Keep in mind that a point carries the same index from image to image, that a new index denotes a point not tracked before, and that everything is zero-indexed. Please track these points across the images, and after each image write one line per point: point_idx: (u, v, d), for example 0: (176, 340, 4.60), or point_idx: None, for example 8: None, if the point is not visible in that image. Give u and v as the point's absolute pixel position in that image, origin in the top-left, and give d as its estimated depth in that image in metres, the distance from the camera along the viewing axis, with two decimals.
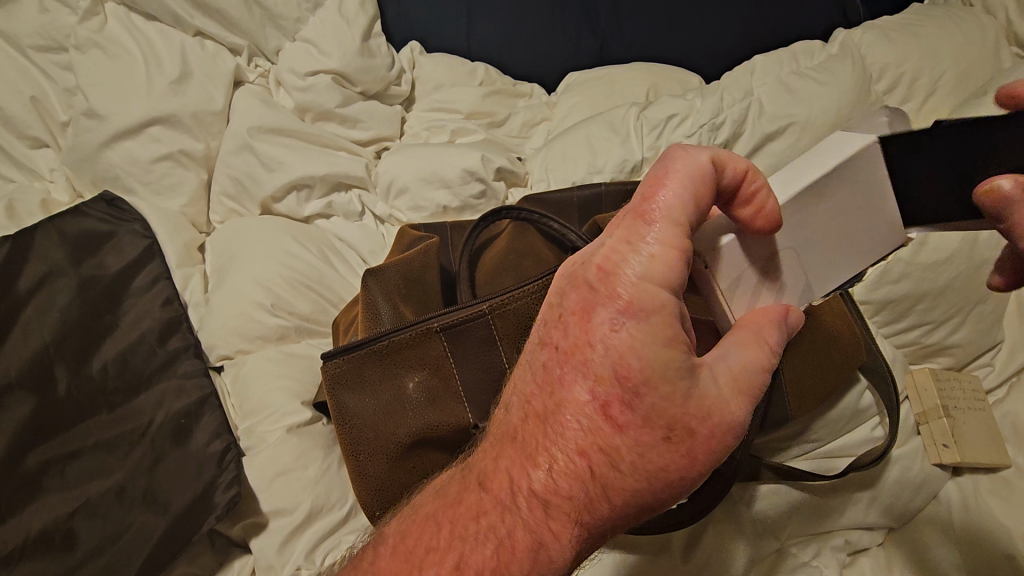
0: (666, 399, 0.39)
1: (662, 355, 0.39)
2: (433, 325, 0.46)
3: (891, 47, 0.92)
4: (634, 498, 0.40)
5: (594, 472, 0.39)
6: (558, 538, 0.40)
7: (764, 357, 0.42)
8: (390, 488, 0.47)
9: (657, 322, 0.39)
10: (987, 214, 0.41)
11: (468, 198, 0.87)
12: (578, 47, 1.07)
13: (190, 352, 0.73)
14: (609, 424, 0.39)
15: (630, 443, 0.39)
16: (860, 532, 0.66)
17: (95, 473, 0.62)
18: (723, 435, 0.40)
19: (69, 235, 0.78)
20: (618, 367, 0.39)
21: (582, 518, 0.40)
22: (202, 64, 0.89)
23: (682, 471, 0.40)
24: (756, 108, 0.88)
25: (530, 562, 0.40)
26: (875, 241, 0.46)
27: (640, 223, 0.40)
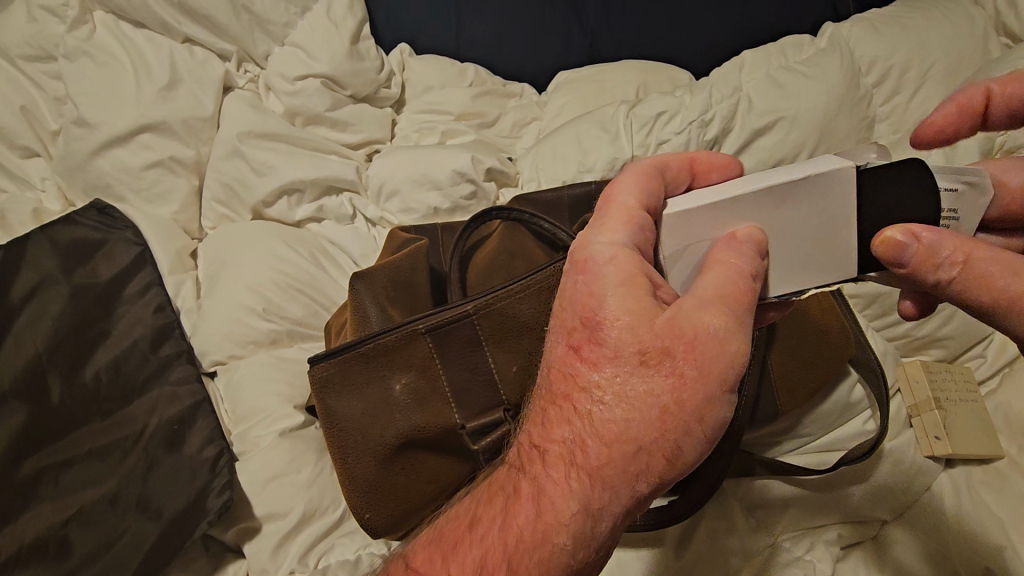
0: (635, 330, 0.40)
1: (627, 297, 0.41)
2: (417, 325, 0.46)
3: (879, 40, 0.92)
4: (631, 435, 0.38)
5: (576, 413, 0.40)
6: (559, 484, 0.40)
7: (731, 272, 0.41)
8: (380, 488, 0.47)
9: (615, 270, 0.42)
10: (885, 260, 0.44)
11: (459, 199, 0.87)
12: (568, 46, 1.07)
13: (183, 358, 0.73)
14: (584, 367, 0.41)
15: (606, 378, 0.40)
16: (853, 525, 0.66)
17: (88, 480, 0.63)
18: (706, 349, 0.39)
19: (60, 244, 0.78)
20: (584, 316, 0.42)
21: (581, 464, 0.39)
22: (190, 70, 0.89)
23: (673, 395, 0.38)
24: (745, 104, 0.88)
25: (535, 513, 0.40)
26: (829, 264, 0.45)
27: (602, 209, 0.46)
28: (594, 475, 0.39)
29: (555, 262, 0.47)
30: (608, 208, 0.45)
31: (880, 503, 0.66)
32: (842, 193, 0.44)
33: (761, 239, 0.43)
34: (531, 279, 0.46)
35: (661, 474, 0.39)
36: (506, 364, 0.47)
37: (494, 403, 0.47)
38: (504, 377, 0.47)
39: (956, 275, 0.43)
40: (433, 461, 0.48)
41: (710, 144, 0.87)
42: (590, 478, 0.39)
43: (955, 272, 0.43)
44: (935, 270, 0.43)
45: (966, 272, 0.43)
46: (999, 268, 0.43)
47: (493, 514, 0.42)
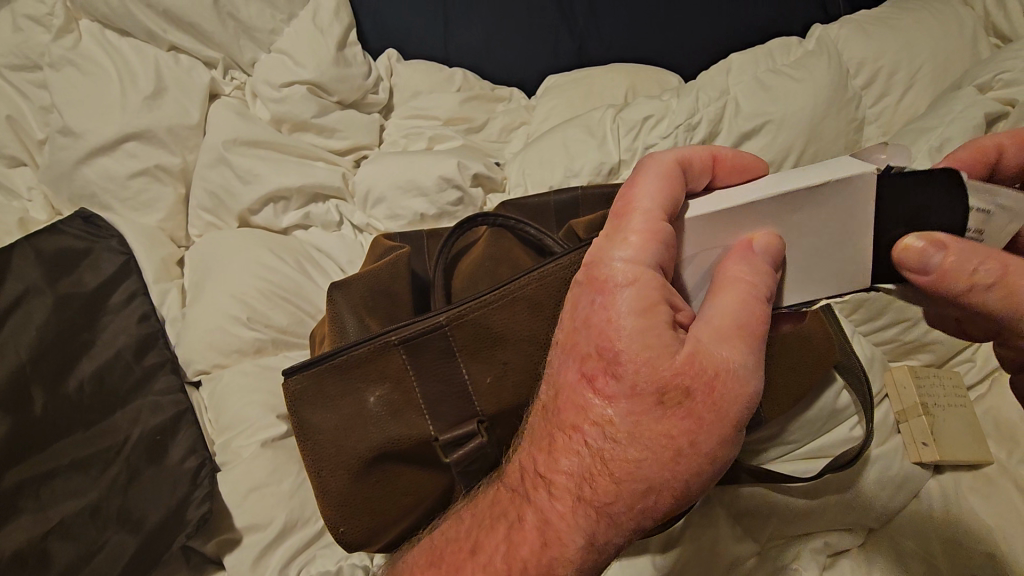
0: (651, 363, 0.39)
1: (645, 327, 0.40)
2: (393, 339, 0.46)
3: (868, 42, 0.92)
4: (642, 472, 0.39)
5: (591, 448, 0.40)
6: (566, 519, 0.40)
7: (750, 304, 0.40)
8: (355, 501, 0.47)
9: (635, 295, 0.40)
10: (913, 269, 0.43)
11: (445, 206, 0.87)
12: (556, 50, 1.07)
13: (167, 368, 0.73)
14: (599, 401, 0.40)
15: (621, 414, 0.39)
16: (838, 533, 0.66)
17: (69, 492, 0.62)
18: (727, 393, 0.39)
19: (45, 253, 0.78)
20: (599, 342, 0.40)
21: (589, 499, 0.40)
22: (176, 78, 0.89)
23: (687, 438, 0.38)
24: (732, 107, 0.88)
25: (539, 546, 0.41)
26: (841, 271, 0.45)
27: (622, 215, 0.43)
28: (601, 506, 0.39)
29: (529, 272, 0.46)
30: (630, 214, 0.42)
31: (867, 511, 0.65)
32: (863, 197, 0.43)
33: (778, 247, 0.43)
34: (505, 288, 0.46)
35: (666, 508, 0.40)
36: (480, 375, 0.46)
37: (468, 415, 0.46)
38: (478, 388, 0.46)
39: (991, 285, 0.42)
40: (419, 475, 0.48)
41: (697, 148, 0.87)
42: (596, 511, 0.40)
43: (990, 275, 0.42)
44: (969, 277, 0.42)
45: (1001, 278, 0.42)
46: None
47: (496, 539, 0.43)
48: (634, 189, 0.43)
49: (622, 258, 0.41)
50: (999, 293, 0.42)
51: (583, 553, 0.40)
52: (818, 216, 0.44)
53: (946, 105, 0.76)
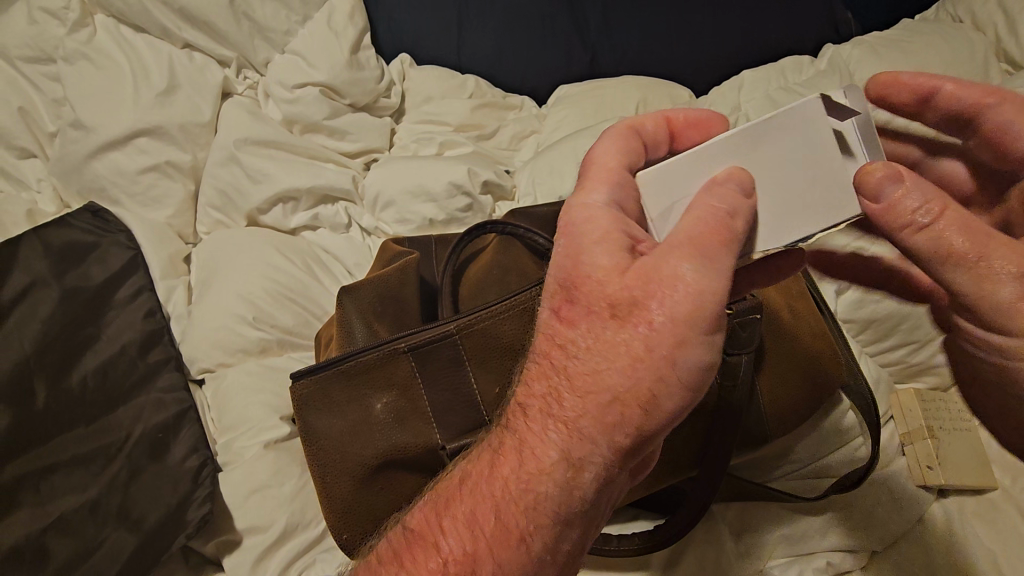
0: (615, 279, 0.39)
1: (611, 252, 0.40)
2: (396, 343, 0.46)
3: (880, 64, 0.92)
4: (616, 384, 0.38)
5: (559, 371, 0.40)
6: (539, 439, 0.39)
7: (713, 218, 0.38)
8: (360, 508, 0.46)
9: (591, 225, 0.41)
10: (869, 192, 0.38)
11: (455, 211, 0.87)
12: (569, 60, 1.07)
13: (170, 365, 0.73)
14: (571, 330, 0.40)
15: (583, 331, 0.39)
16: (844, 555, 0.64)
17: (70, 488, 0.62)
18: (685, 301, 0.37)
19: (53, 246, 0.78)
20: (561, 275, 0.41)
21: (559, 417, 0.39)
22: (189, 75, 0.89)
23: (645, 341, 0.37)
24: (744, 124, 0.88)
25: (518, 470, 0.39)
26: (828, 202, 0.39)
27: (582, 169, 0.45)
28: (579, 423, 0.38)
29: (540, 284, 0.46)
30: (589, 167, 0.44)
31: (874, 532, 0.64)
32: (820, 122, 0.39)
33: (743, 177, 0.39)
34: (517, 300, 0.46)
35: (639, 422, 0.38)
36: (487, 385, 0.46)
37: (475, 423, 0.46)
38: (487, 400, 0.46)
39: (929, 226, 0.40)
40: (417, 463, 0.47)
41: None
42: (574, 430, 0.39)
43: (926, 219, 0.39)
44: (906, 211, 0.39)
45: (938, 221, 0.39)
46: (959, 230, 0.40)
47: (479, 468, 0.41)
48: (594, 149, 0.45)
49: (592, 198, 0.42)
50: (933, 235, 0.40)
51: (568, 468, 0.39)
52: (789, 143, 0.40)
53: None
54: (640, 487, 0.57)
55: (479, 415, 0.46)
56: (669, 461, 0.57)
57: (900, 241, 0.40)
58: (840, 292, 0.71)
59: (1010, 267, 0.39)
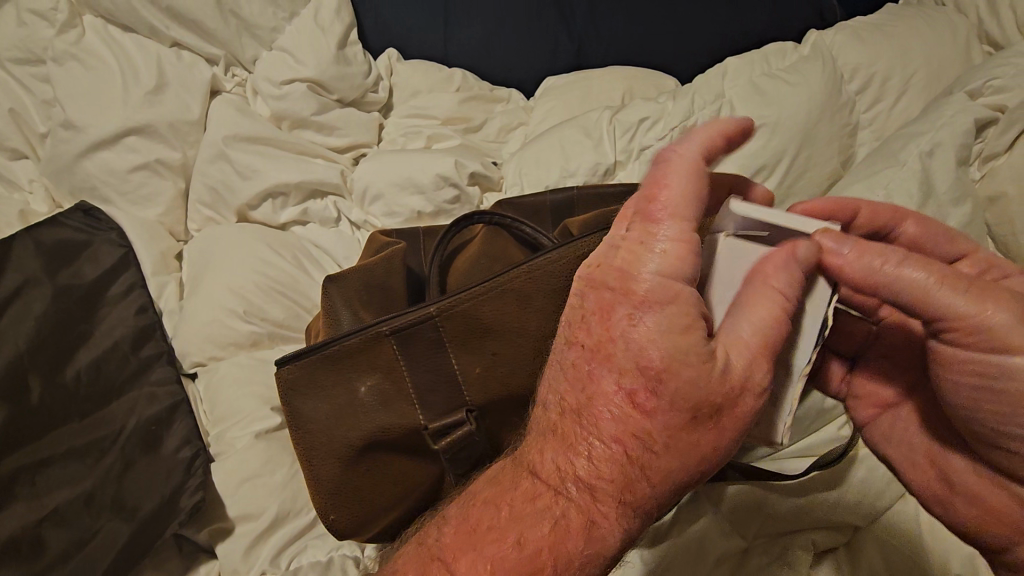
0: (687, 375, 0.40)
1: (677, 339, 0.40)
2: (384, 330, 0.46)
3: (862, 48, 0.93)
4: (667, 469, 0.41)
5: (622, 448, 0.41)
6: (606, 518, 0.41)
7: (772, 302, 0.41)
8: (347, 489, 0.47)
9: (677, 311, 0.41)
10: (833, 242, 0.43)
11: (442, 203, 0.87)
12: (556, 52, 1.08)
13: (164, 360, 0.74)
14: (637, 409, 0.41)
15: (660, 425, 0.40)
16: (825, 531, 0.65)
17: (64, 480, 0.63)
18: (750, 408, 0.41)
19: (45, 245, 0.79)
20: (639, 358, 0.41)
21: (627, 499, 0.41)
22: (178, 74, 0.90)
23: (714, 443, 0.41)
24: (727, 110, 0.89)
25: (583, 542, 0.41)
26: (822, 305, 0.44)
27: (649, 210, 0.43)
28: (631, 500, 0.41)
29: (518, 264, 0.47)
30: (668, 218, 0.43)
31: (858, 506, 0.65)
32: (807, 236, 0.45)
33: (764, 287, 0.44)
34: (495, 281, 0.47)
35: (682, 495, 0.43)
36: (468, 364, 0.47)
37: (456, 400, 0.47)
38: (468, 379, 0.47)
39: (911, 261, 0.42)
40: (402, 456, 0.48)
41: None
42: (627, 507, 0.41)
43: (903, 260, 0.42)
44: (876, 259, 0.42)
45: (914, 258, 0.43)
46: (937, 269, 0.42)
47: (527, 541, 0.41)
48: (661, 191, 0.43)
49: (650, 263, 0.42)
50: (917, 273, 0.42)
51: (612, 539, 0.41)
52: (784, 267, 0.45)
53: (936, 111, 0.75)
54: None
55: (460, 394, 0.47)
56: None
57: (883, 276, 0.42)
58: None
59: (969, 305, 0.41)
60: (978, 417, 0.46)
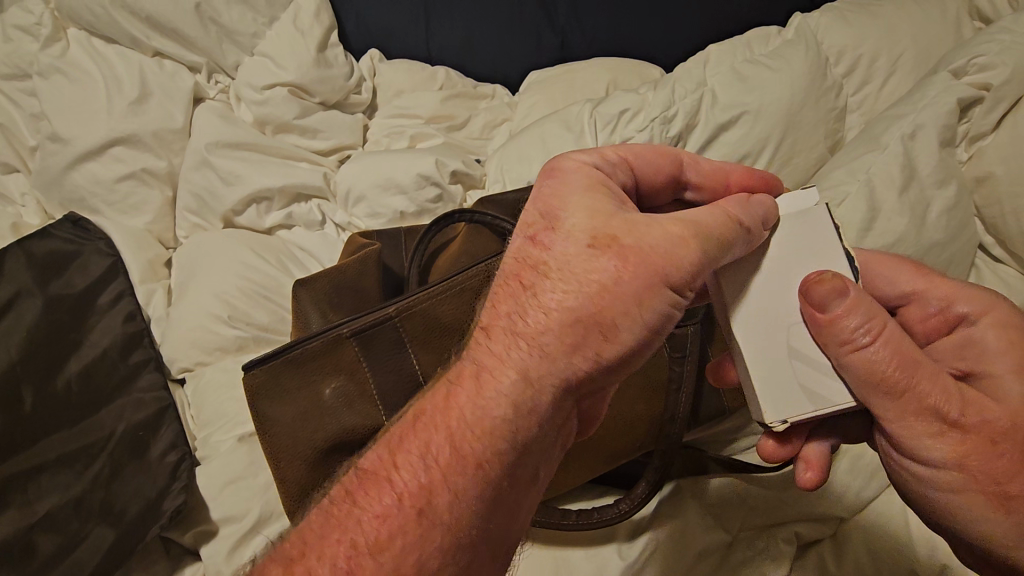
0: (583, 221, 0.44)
1: (579, 191, 0.45)
2: (347, 331, 0.47)
3: (848, 30, 0.91)
4: (566, 301, 0.42)
5: (521, 286, 0.43)
6: (504, 360, 0.42)
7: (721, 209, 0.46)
8: (315, 491, 0.47)
9: (577, 174, 0.47)
10: (823, 297, 0.45)
11: (425, 203, 0.88)
12: (539, 46, 1.07)
13: (151, 366, 0.75)
14: (540, 250, 0.44)
15: (557, 258, 0.43)
16: (810, 522, 0.64)
17: (54, 487, 0.64)
18: (654, 242, 0.43)
19: (36, 257, 0.80)
20: (542, 207, 0.46)
21: (521, 334, 0.42)
22: (160, 83, 0.91)
23: (614, 274, 0.42)
24: (709, 99, 0.87)
25: (479, 383, 0.41)
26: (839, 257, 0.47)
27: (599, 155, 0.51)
28: (537, 341, 0.41)
29: (475, 265, 0.48)
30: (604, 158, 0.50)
31: (843, 494, 0.64)
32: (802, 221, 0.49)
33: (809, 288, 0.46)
34: (452, 280, 0.48)
35: (593, 343, 0.41)
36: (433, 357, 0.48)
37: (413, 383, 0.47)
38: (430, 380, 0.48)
39: (870, 343, 0.45)
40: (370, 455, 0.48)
41: (674, 140, 0.86)
42: (535, 346, 0.41)
43: (868, 335, 0.45)
44: (850, 332, 0.45)
45: (879, 338, 0.45)
46: (891, 356, 0.45)
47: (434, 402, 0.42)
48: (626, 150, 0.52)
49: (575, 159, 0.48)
50: (870, 355, 0.45)
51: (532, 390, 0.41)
52: (797, 245, 0.48)
53: (919, 92, 0.73)
54: (600, 462, 0.57)
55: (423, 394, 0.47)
56: (627, 435, 0.57)
57: (843, 356, 0.46)
58: None
59: (935, 399, 0.47)
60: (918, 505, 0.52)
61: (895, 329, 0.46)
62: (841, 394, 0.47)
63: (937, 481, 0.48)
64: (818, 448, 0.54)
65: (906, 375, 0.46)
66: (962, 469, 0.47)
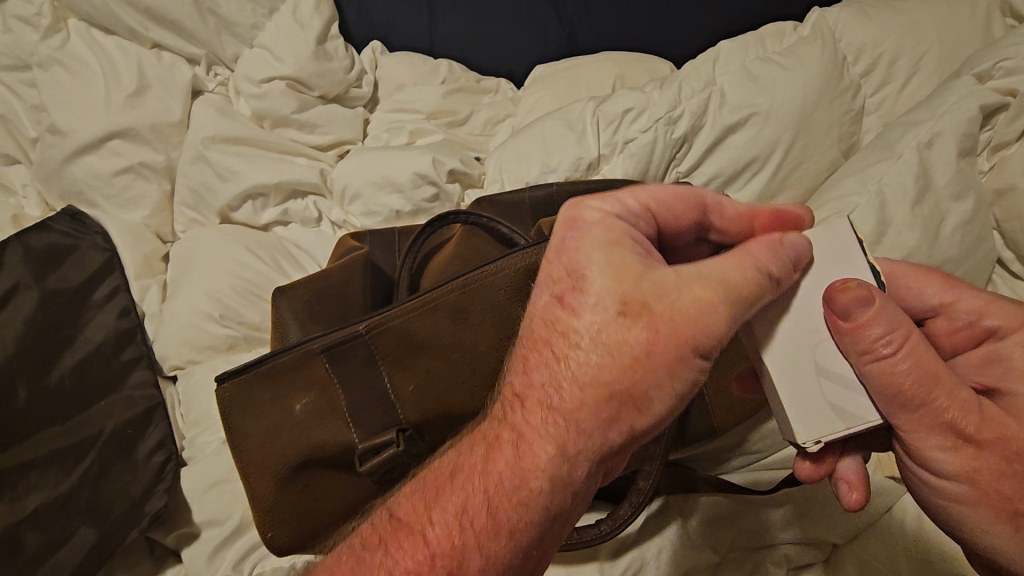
0: (610, 281, 0.43)
1: (606, 251, 0.44)
2: (319, 347, 0.46)
3: (868, 27, 0.86)
4: (596, 370, 0.41)
5: (551, 353, 0.43)
6: (536, 429, 0.41)
7: (746, 271, 0.43)
8: (285, 506, 0.47)
9: (602, 230, 0.45)
10: (844, 309, 0.44)
11: (421, 202, 0.86)
12: (545, 39, 1.04)
13: (142, 364, 0.75)
14: (568, 314, 0.43)
15: (586, 325, 0.42)
16: (800, 546, 0.63)
17: (42, 483, 0.64)
18: (686, 314, 0.42)
19: (32, 250, 0.81)
20: (569, 265, 0.44)
21: (550, 404, 0.41)
22: (159, 75, 0.90)
23: (646, 345, 0.41)
24: (717, 99, 0.84)
25: (512, 455, 0.41)
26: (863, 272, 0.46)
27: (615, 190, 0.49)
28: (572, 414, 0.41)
29: (451, 280, 0.47)
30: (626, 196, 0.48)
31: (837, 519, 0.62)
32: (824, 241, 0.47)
33: (837, 298, 0.44)
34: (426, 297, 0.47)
35: (626, 416, 0.41)
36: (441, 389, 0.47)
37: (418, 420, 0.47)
38: (403, 398, 0.46)
39: (887, 354, 0.44)
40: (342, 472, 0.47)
41: (678, 142, 0.83)
42: (570, 424, 0.41)
43: (889, 347, 0.43)
44: (873, 343, 0.43)
45: (901, 351, 0.44)
46: (910, 370, 0.44)
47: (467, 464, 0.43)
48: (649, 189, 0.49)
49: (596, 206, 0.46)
50: (887, 369, 0.44)
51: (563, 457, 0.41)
52: (816, 261, 0.47)
53: (940, 97, 0.69)
54: None
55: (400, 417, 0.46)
56: None
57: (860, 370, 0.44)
58: None
59: (954, 414, 0.45)
60: (934, 519, 0.49)
61: (919, 341, 0.45)
62: (870, 410, 0.45)
63: (953, 497, 0.46)
64: (851, 466, 0.51)
65: (925, 389, 0.44)
66: (976, 489, 0.45)
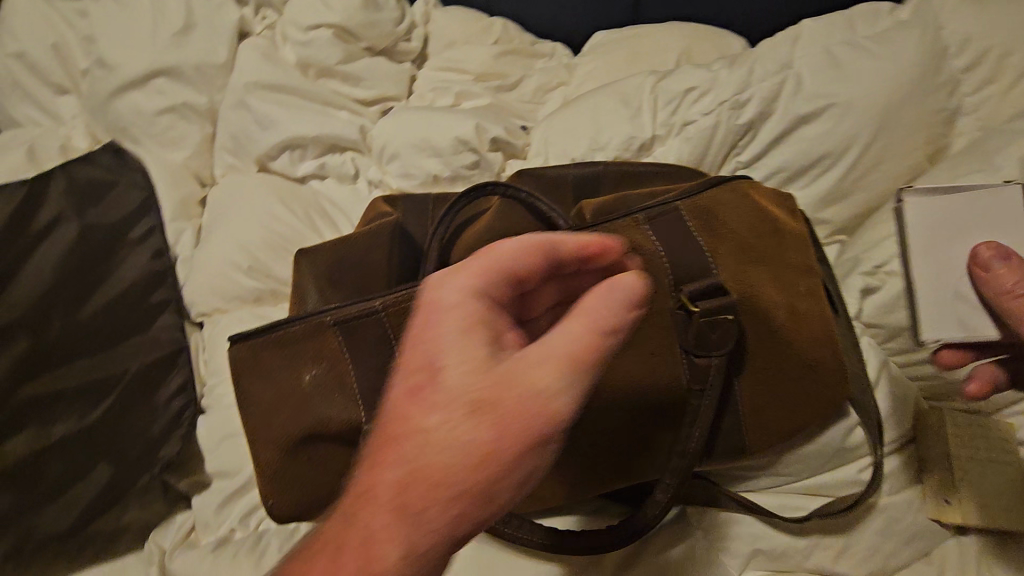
0: (464, 376, 0.37)
1: (574, 338, 0.37)
2: (328, 320, 0.45)
3: (978, 15, 0.76)
4: (445, 456, 0.35)
5: (469, 437, 0.35)
6: (423, 529, 0.34)
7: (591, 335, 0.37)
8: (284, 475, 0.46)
9: (577, 328, 0.37)
10: (999, 254, 0.51)
11: (460, 168, 0.82)
12: (609, 3, 0.96)
13: (170, 308, 0.76)
14: (532, 392, 0.36)
15: (536, 408, 0.36)
16: None
17: (68, 414, 0.66)
18: (540, 410, 0.36)
19: (76, 183, 0.82)
20: (547, 349, 0.37)
21: (466, 496, 0.35)
22: (207, 15, 0.89)
23: (516, 443, 0.35)
24: (793, 84, 0.76)
25: (363, 557, 0.34)
26: None
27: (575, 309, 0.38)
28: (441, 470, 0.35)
29: (474, 263, 0.45)
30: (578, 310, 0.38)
31: (868, 558, 0.56)
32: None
33: (992, 251, 0.51)
34: None
35: (485, 515, 0.35)
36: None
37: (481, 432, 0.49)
38: None
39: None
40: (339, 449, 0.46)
41: (744, 129, 0.77)
42: (437, 493, 0.34)
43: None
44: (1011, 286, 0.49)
45: None
46: None
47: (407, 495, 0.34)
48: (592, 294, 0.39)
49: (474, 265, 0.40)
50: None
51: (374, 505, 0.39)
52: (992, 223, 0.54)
53: None
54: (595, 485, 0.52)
55: None
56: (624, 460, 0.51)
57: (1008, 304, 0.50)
58: (868, 293, 0.61)
59: None
60: None
61: None
62: (986, 326, 0.53)
63: None
64: (986, 369, 0.56)
65: None
66: None
